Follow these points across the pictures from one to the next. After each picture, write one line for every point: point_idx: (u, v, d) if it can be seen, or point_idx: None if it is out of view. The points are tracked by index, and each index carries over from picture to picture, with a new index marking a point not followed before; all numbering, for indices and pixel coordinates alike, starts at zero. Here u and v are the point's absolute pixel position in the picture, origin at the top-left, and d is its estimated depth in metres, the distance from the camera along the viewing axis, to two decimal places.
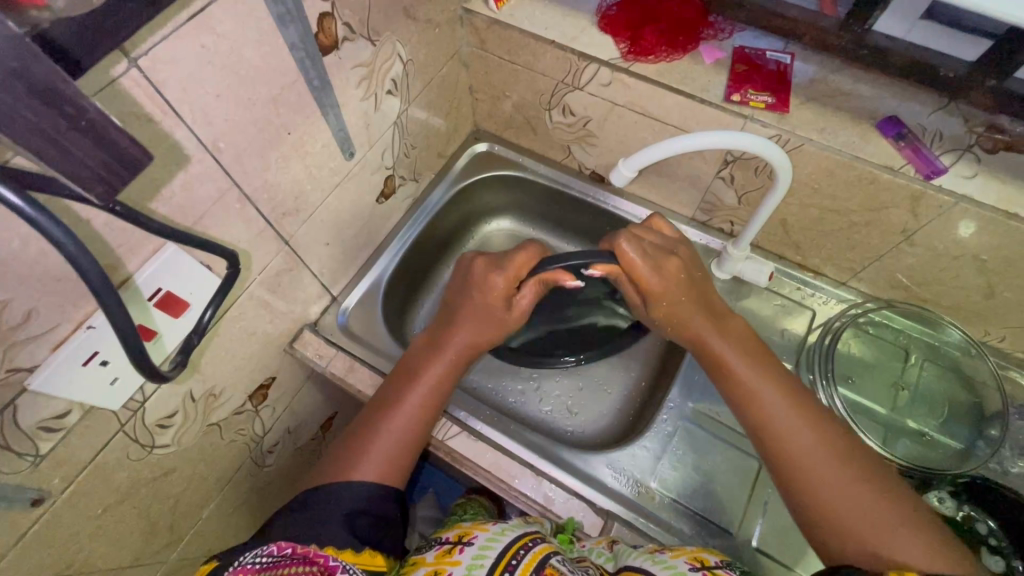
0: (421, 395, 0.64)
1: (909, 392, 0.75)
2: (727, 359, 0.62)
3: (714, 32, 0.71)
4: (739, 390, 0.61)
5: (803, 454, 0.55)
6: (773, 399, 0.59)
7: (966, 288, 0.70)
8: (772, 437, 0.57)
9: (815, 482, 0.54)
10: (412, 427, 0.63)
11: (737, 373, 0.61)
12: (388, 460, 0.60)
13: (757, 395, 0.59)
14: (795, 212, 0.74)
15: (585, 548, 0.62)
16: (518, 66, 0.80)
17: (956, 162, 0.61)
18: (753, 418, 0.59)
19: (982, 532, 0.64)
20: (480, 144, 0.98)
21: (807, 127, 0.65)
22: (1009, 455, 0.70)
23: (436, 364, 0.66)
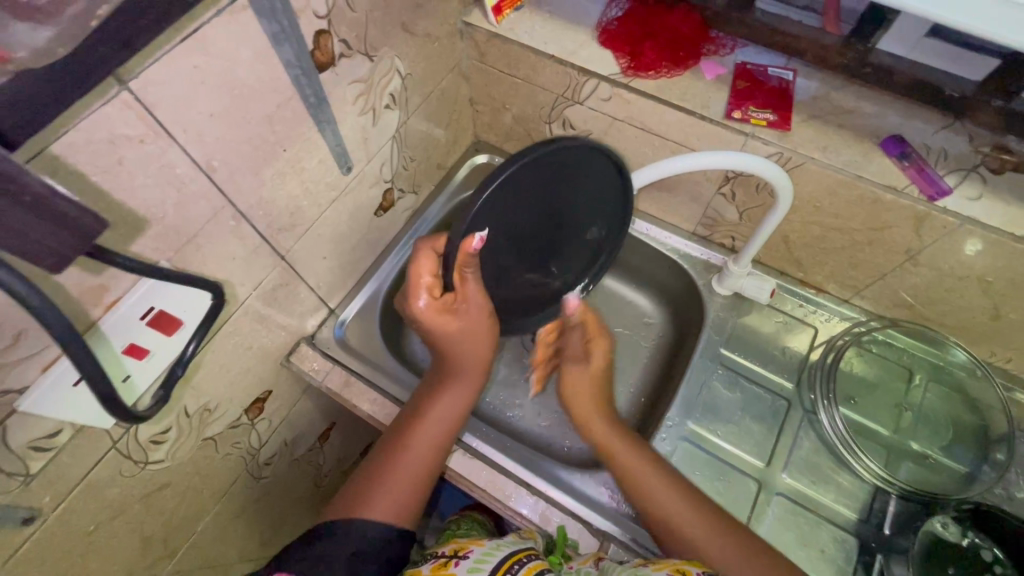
0: (433, 429, 0.65)
1: (912, 414, 0.74)
2: (612, 441, 0.68)
3: (716, 48, 0.70)
4: (619, 449, 0.67)
5: (667, 506, 0.61)
6: (633, 458, 0.65)
7: (971, 309, 0.68)
8: (645, 495, 0.63)
9: (673, 526, 0.60)
10: (426, 464, 0.63)
11: (621, 452, 0.66)
12: (406, 497, 0.60)
13: (630, 458, 0.65)
14: (797, 229, 0.73)
15: (573, 568, 0.61)
16: (518, 79, 0.80)
17: (961, 183, 0.60)
18: (621, 474, 0.65)
19: (987, 560, 0.63)
20: (480, 155, 0.98)
21: (809, 145, 0.64)
22: (1015, 480, 0.69)
23: (442, 400, 0.66)
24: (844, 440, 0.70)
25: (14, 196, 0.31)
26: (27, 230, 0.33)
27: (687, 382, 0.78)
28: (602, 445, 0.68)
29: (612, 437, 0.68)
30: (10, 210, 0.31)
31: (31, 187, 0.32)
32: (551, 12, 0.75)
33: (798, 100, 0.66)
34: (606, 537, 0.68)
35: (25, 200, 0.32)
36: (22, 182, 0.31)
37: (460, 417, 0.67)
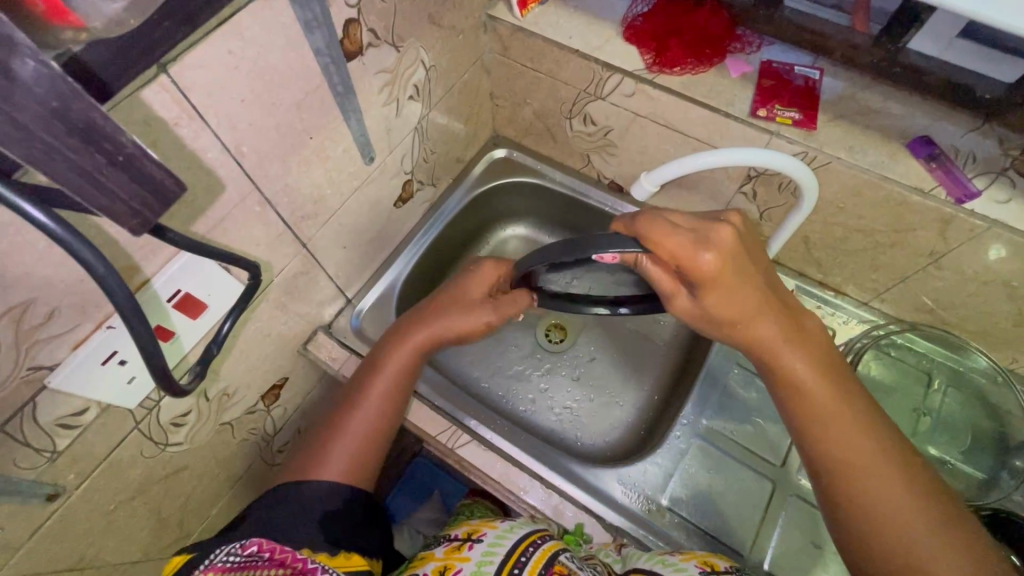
0: (387, 382, 0.64)
1: (930, 419, 0.73)
2: (803, 375, 0.53)
3: (742, 45, 0.70)
4: (813, 405, 0.52)
5: (876, 479, 0.49)
6: (849, 421, 0.51)
7: (994, 314, 0.68)
8: (843, 460, 0.50)
9: (876, 502, 0.49)
10: (371, 433, 0.62)
11: (814, 389, 0.52)
12: (353, 462, 0.60)
13: (840, 422, 0.51)
14: (819, 230, 0.73)
15: (593, 548, 0.63)
16: (540, 74, 0.80)
17: (990, 185, 0.59)
18: (819, 431, 0.52)
19: None
20: (498, 149, 0.98)
21: (835, 145, 0.63)
22: None
23: (399, 353, 0.65)
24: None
25: (107, 155, 0.31)
26: (118, 189, 0.32)
27: (700, 383, 0.79)
28: (799, 395, 0.53)
29: (813, 389, 0.52)
30: (104, 169, 0.31)
31: (126, 148, 0.31)
32: (576, 7, 0.75)
33: (824, 99, 0.65)
34: (618, 532, 0.68)
35: (121, 160, 0.31)
36: (117, 142, 0.31)
37: (415, 369, 0.67)
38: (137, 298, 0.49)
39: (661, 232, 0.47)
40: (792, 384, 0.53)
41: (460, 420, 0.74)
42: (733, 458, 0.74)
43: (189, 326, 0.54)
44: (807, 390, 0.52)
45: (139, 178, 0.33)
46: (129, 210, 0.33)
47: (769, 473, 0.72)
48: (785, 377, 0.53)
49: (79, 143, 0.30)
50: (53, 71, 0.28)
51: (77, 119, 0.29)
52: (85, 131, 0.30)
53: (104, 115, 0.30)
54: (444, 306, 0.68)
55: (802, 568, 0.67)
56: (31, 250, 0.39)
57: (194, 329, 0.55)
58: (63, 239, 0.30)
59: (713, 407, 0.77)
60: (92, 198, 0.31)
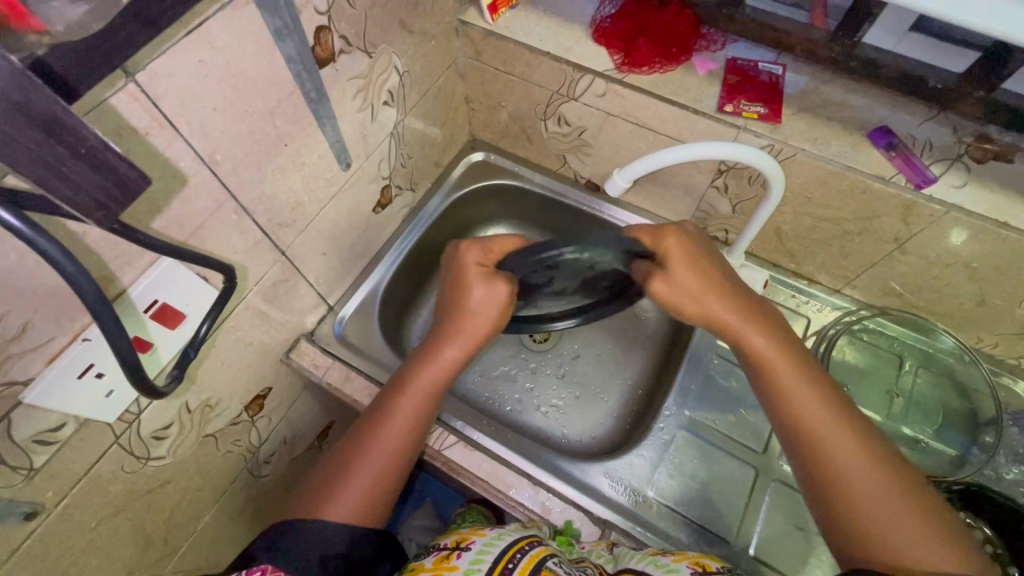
0: (411, 407, 0.63)
1: (903, 399, 0.76)
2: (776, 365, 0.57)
3: (707, 44, 0.72)
4: (810, 416, 0.54)
5: (861, 490, 0.50)
6: (840, 438, 0.53)
7: (958, 296, 0.70)
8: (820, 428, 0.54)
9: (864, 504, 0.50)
10: (398, 456, 0.62)
11: (783, 375, 0.56)
12: (367, 495, 0.59)
13: (831, 435, 0.53)
14: (788, 221, 0.75)
15: (585, 549, 0.63)
16: (513, 77, 0.81)
17: (946, 172, 0.62)
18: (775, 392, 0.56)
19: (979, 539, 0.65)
20: (476, 153, 0.99)
21: (799, 137, 0.65)
22: (1004, 461, 0.71)
23: (426, 372, 0.64)
24: None
25: (69, 147, 0.32)
26: (81, 180, 0.33)
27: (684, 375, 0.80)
28: (793, 407, 0.55)
29: (783, 376, 0.56)
30: (66, 161, 0.32)
31: (87, 141, 0.32)
32: (546, 10, 0.77)
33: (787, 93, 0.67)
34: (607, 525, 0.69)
35: (83, 152, 0.32)
36: (78, 134, 0.32)
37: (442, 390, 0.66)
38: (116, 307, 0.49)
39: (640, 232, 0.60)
40: (786, 398, 0.56)
41: (446, 422, 0.74)
42: (717, 448, 0.75)
43: (169, 336, 0.53)
44: (791, 396, 0.55)
45: (102, 170, 0.34)
46: (95, 201, 0.34)
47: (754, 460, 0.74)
48: (784, 399, 0.56)
49: (41, 136, 0.31)
50: (10, 66, 0.29)
51: (38, 113, 0.30)
52: (47, 124, 0.31)
53: (67, 110, 0.31)
54: (471, 296, 0.63)
55: (787, 552, 0.68)
56: (2, 262, 0.39)
57: (176, 337, 0.54)
58: (31, 238, 0.30)
59: (695, 398, 0.79)
60: (58, 189, 0.32)
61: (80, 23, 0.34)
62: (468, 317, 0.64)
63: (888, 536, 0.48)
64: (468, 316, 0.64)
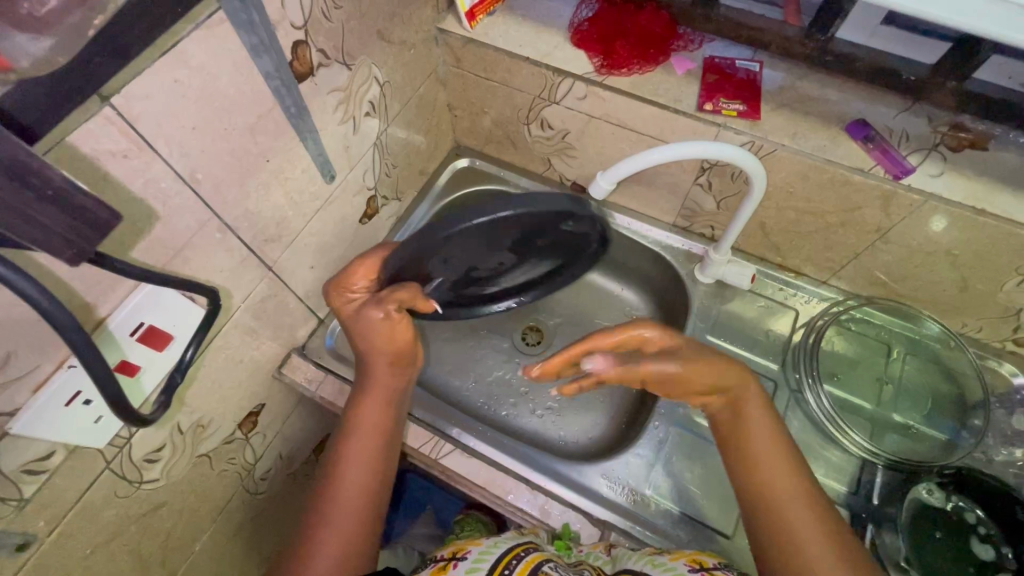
0: (362, 449, 0.62)
1: (893, 387, 0.77)
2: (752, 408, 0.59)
3: (685, 43, 0.72)
4: (754, 444, 0.57)
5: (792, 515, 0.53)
6: (780, 466, 0.56)
7: (941, 283, 0.72)
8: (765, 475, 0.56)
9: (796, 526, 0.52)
10: (363, 502, 0.60)
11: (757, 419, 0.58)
12: (344, 556, 0.56)
13: (774, 463, 0.56)
14: (772, 215, 0.76)
15: (582, 553, 0.63)
16: (494, 83, 0.81)
17: (923, 161, 0.63)
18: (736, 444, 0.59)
19: (972, 522, 0.66)
20: (461, 159, 0.99)
21: (779, 133, 0.66)
22: (993, 443, 0.72)
23: (364, 412, 0.64)
24: (829, 415, 0.73)
25: (37, 190, 0.32)
26: (47, 221, 0.33)
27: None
28: (742, 436, 0.58)
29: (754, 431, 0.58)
30: (31, 202, 0.32)
31: (54, 182, 0.32)
32: (524, 16, 0.77)
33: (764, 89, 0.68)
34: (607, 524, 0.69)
35: (51, 194, 0.32)
36: (44, 175, 0.32)
37: (389, 424, 0.65)
38: (94, 339, 0.48)
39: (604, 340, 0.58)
40: (742, 430, 0.58)
41: (442, 430, 0.74)
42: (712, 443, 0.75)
43: (156, 360, 0.53)
44: (747, 434, 0.58)
45: (71, 210, 0.34)
46: (64, 240, 0.34)
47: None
48: (733, 431, 0.59)
49: (4, 179, 0.30)
50: None
51: (1, 159, 0.30)
52: (11, 168, 0.31)
53: (29, 154, 0.31)
54: (377, 334, 0.63)
55: None
56: None
57: (162, 365, 0.54)
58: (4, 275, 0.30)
59: None
60: (23, 232, 0.32)
61: (53, 53, 0.34)
62: (371, 350, 0.64)
63: (811, 554, 0.51)
64: (378, 346, 0.64)
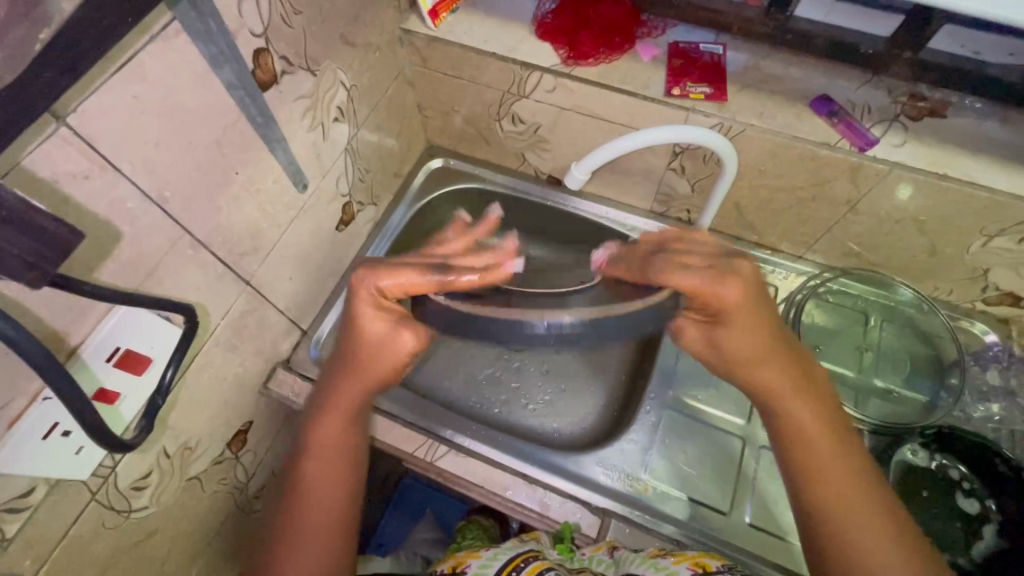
0: (323, 462, 0.60)
1: (872, 353, 0.79)
2: (807, 429, 0.54)
3: (649, 30, 0.73)
4: (790, 429, 0.54)
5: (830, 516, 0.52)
6: (835, 468, 0.53)
7: (911, 249, 0.74)
8: (827, 483, 0.52)
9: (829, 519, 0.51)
10: (336, 515, 0.60)
11: (807, 433, 0.54)
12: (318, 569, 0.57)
13: (818, 447, 0.53)
14: (746, 195, 0.77)
15: (585, 556, 0.62)
16: (463, 80, 0.81)
17: (885, 132, 0.65)
18: (801, 455, 0.54)
19: (956, 478, 0.68)
20: (435, 160, 0.98)
21: (746, 113, 0.67)
22: (971, 400, 0.74)
23: (325, 422, 0.61)
24: None
25: None
26: (11, 245, 0.34)
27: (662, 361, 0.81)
28: (779, 420, 0.55)
29: (812, 442, 0.53)
30: None
31: (9, 204, 0.34)
32: (487, 11, 0.77)
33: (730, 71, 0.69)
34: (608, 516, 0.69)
35: (5, 213, 0.34)
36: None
37: (354, 433, 0.62)
38: (67, 370, 0.47)
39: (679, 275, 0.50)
40: (779, 412, 0.55)
41: (436, 433, 0.74)
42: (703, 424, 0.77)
43: (136, 384, 0.51)
44: (812, 440, 0.53)
45: (31, 232, 0.35)
46: (24, 263, 0.36)
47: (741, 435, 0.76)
48: (792, 421, 0.54)
49: None
50: None
51: None
52: None
53: None
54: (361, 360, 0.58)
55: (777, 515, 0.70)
56: None
57: (142, 388, 0.52)
58: None
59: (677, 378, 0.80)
60: None
61: None
62: (345, 376, 0.59)
63: (871, 543, 0.50)
64: (355, 374, 0.59)
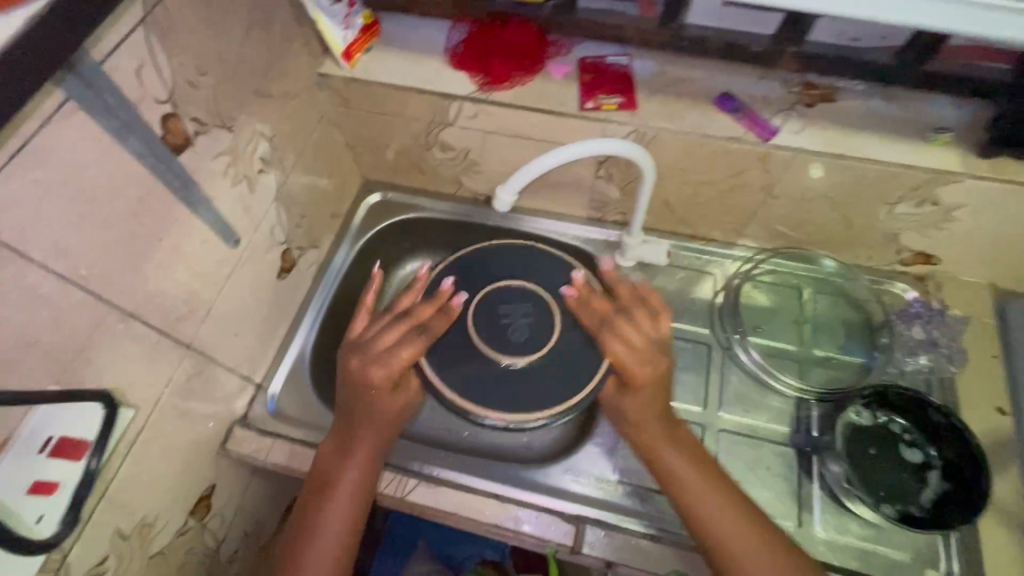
0: (337, 510, 0.64)
1: (809, 325, 0.83)
2: (676, 470, 0.64)
3: (557, 50, 0.76)
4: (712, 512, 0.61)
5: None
6: (720, 504, 0.61)
7: (829, 224, 0.78)
8: (711, 519, 0.60)
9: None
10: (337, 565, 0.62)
11: (681, 479, 0.63)
12: None
13: (734, 539, 0.59)
14: (673, 193, 0.81)
15: None
16: (387, 115, 0.82)
17: (785, 121, 0.69)
18: (677, 492, 0.63)
19: (899, 431, 0.72)
20: (373, 195, 0.98)
21: (657, 118, 0.71)
22: (903, 356, 0.78)
23: (345, 472, 0.65)
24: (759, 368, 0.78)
25: None
26: None
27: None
28: (702, 507, 0.62)
29: (688, 483, 0.63)
30: None
31: None
32: (400, 46, 0.78)
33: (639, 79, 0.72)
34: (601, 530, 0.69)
35: None
36: None
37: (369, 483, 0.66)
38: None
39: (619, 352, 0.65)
40: (706, 506, 0.61)
41: (405, 466, 0.74)
42: None
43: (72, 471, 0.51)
44: (687, 490, 0.62)
45: None
46: None
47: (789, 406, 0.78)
48: (665, 469, 0.64)
49: None
50: None
51: None
52: None
53: None
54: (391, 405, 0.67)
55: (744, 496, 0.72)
56: None
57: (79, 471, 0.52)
58: None
59: None
60: None
61: None
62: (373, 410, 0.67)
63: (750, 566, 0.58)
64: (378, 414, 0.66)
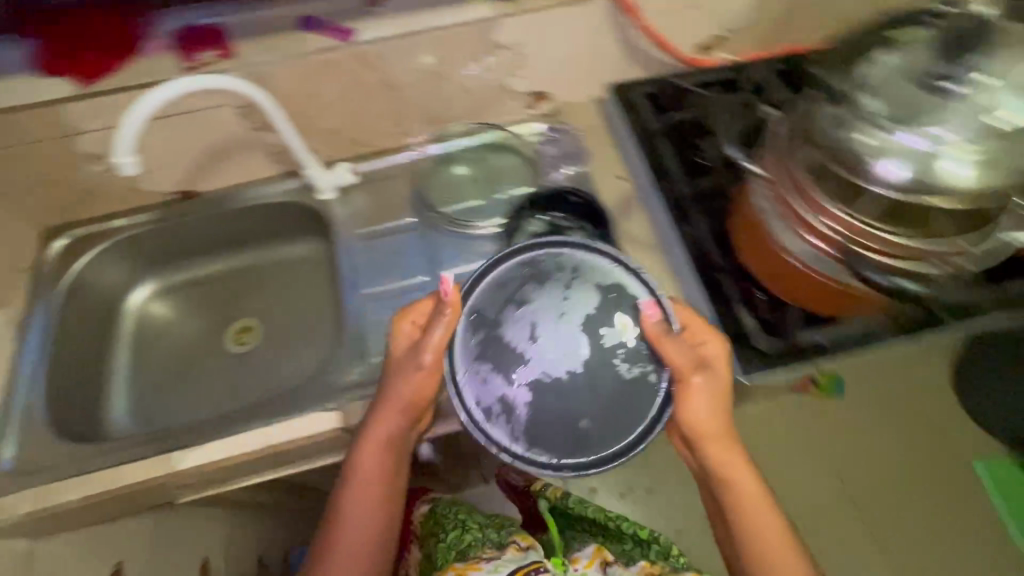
0: (365, 511, 0.82)
1: (483, 180, 1.05)
2: (687, 416, 0.79)
3: (142, 16, 0.84)
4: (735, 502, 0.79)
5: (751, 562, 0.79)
6: (722, 430, 0.79)
7: (442, 96, 1.01)
8: (709, 436, 0.80)
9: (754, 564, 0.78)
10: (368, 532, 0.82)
11: (689, 424, 0.80)
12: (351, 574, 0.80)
13: (732, 470, 0.81)
14: (312, 116, 0.98)
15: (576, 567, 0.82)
16: (14, 145, 0.87)
17: (360, 21, 0.88)
18: (691, 436, 0.81)
19: (557, 221, 0.95)
20: (57, 238, 1.01)
21: (243, 51, 0.87)
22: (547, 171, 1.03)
23: (374, 486, 0.81)
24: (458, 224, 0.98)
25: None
26: None
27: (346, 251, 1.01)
28: (726, 484, 0.81)
29: (706, 426, 0.80)
30: None
31: None
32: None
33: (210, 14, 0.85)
34: (545, 422, 0.79)
35: None
36: None
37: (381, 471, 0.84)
38: None
39: (670, 350, 0.78)
40: (739, 493, 0.80)
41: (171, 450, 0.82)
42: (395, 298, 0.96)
43: None
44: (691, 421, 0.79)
45: None
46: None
47: (589, 262, 0.83)
48: (684, 422, 0.80)
49: None
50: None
51: None
52: None
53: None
54: (419, 355, 0.81)
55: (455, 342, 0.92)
56: None
57: None
58: None
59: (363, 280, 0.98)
60: None
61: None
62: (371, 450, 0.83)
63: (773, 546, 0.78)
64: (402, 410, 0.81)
